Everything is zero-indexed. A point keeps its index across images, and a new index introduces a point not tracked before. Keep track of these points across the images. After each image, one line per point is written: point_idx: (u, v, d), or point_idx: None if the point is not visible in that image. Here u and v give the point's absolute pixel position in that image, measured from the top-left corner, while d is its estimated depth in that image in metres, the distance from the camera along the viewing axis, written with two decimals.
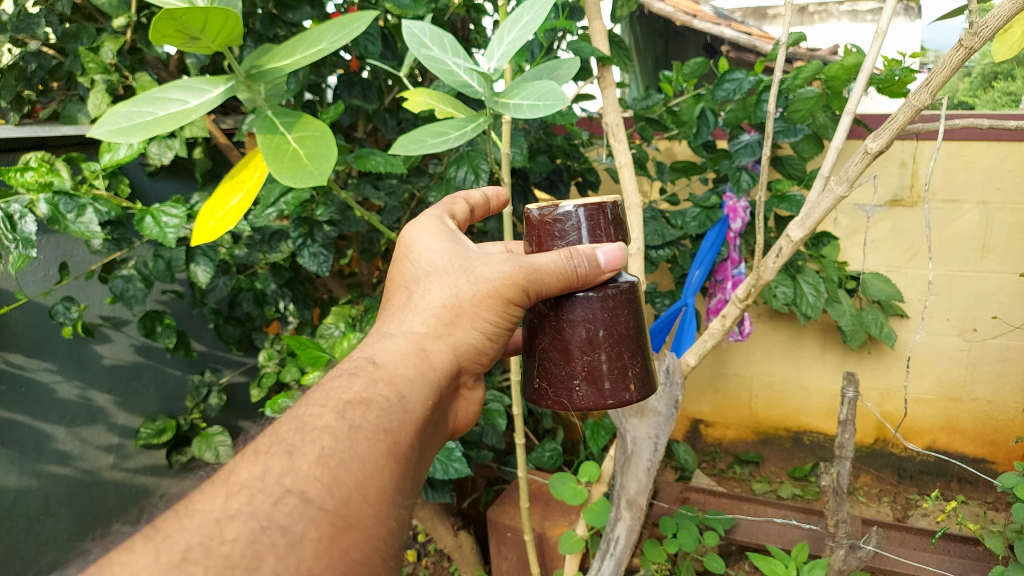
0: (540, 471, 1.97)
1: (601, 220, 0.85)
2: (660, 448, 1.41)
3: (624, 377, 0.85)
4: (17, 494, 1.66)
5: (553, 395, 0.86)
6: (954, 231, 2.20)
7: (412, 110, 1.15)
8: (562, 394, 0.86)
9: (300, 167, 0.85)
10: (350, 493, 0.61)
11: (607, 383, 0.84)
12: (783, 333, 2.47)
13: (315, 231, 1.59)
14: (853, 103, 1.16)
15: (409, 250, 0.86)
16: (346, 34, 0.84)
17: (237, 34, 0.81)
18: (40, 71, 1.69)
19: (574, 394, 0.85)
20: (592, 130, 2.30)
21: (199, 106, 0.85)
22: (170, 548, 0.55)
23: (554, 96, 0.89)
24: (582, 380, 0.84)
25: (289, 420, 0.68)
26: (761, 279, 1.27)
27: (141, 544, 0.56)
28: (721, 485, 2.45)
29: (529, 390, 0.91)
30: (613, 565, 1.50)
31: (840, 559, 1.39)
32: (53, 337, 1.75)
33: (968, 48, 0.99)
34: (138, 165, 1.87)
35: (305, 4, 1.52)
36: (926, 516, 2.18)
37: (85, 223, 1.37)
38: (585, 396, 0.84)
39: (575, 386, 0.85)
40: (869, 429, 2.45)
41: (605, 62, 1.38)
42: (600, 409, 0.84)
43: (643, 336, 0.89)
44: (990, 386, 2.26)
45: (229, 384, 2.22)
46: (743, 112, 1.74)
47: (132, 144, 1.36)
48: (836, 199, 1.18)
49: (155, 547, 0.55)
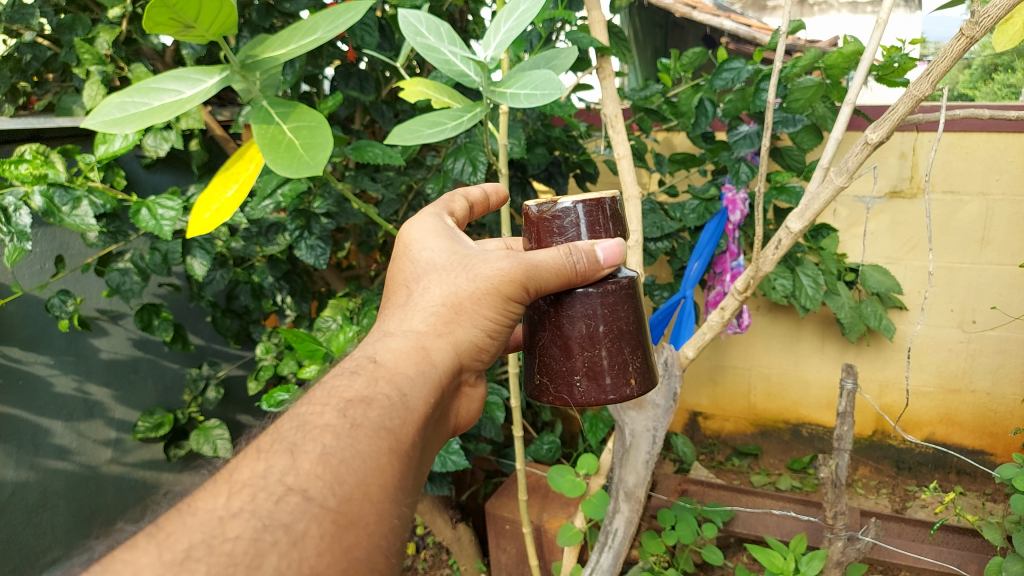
0: (538, 464, 1.97)
1: (600, 216, 0.84)
2: (659, 440, 1.41)
3: (624, 372, 0.85)
4: (14, 487, 1.66)
5: (554, 391, 0.86)
6: (954, 223, 2.20)
7: (408, 99, 1.15)
8: (563, 390, 0.85)
9: (296, 157, 0.84)
10: (351, 491, 0.61)
11: (607, 378, 0.84)
12: (782, 326, 2.47)
13: (312, 223, 1.58)
14: (853, 93, 1.15)
15: (407, 249, 0.85)
16: (341, 24, 0.82)
17: (231, 23, 0.80)
18: (34, 62, 1.68)
19: (574, 390, 0.84)
20: (590, 121, 2.30)
21: (194, 96, 0.84)
22: (173, 547, 0.55)
23: (551, 86, 0.87)
24: (583, 375, 0.84)
25: (290, 419, 0.67)
26: (760, 270, 1.26)
27: (143, 542, 0.55)
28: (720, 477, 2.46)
29: (529, 386, 0.91)
30: (612, 557, 1.50)
31: (839, 551, 1.39)
32: (49, 330, 1.74)
33: (969, 37, 0.98)
34: (134, 158, 1.86)
35: None
36: (925, 508, 2.19)
37: (80, 216, 1.35)
38: (586, 391, 0.84)
39: (575, 382, 0.84)
40: (869, 420, 2.45)
41: (604, 53, 1.37)
42: (601, 404, 0.84)
43: (643, 331, 0.89)
44: (989, 378, 2.26)
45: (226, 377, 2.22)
46: (742, 103, 1.72)
47: (128, 136, 1.35)
48: (836, 190, 1.17)
49: (157, 545, 0.54)
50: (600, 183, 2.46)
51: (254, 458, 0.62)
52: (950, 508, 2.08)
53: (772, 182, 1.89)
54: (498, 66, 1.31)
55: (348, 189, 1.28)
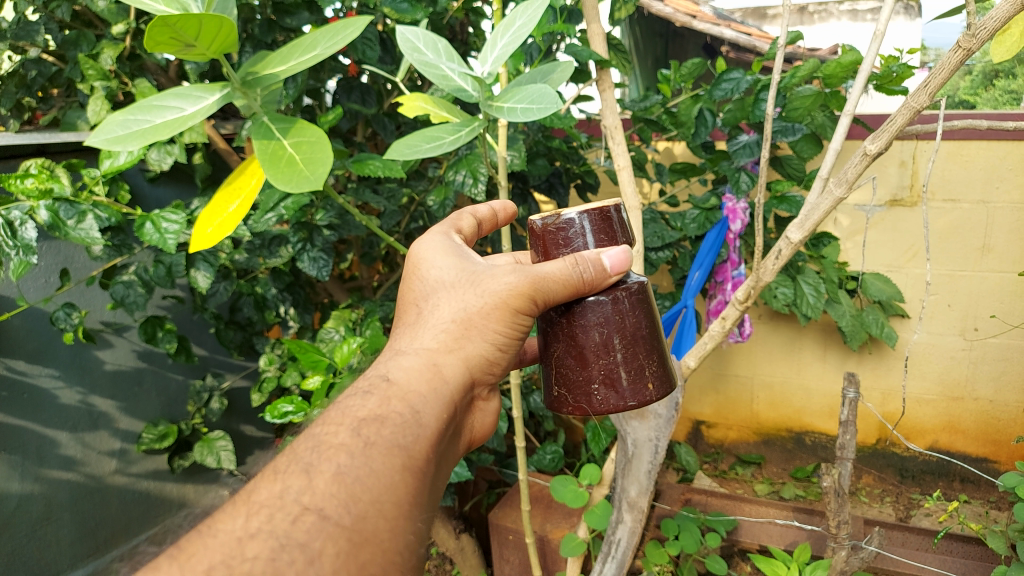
0: (541, 474, 1.98)
1: (605, 225, 0.85)
2: (661, 451, 1.41)
3: (641, 377, 0.85)
4: (20, 500, 1.68)
5: (572, 401, 0.86)
6: (954, 230, 2.20)
7: (407, 114, 1.17)
8: (581, 399, 0.85)
9: (296, 173, 0.85)
10: (366, 509, 0.62)
11: (624, 385, 0.84)
12: (784, 334, 2.47)
13: (314, 236, 1.59)
14: (852, 103, 1.15)
15: (417, 267, 0.86)
16: (340, 39, 0.84)
17: (231, 41, 0.81)
18: (40, 78, 1.70)
19: (593, 398, 0.85)
20: (590, 132, 2.32)
21: (196, 113, 0.85)
22: (193, 567, 0.56)
23: (547, 100, 0.88)
24: (600, 383, 0.84)
25: (306, 438, 0.68)
26: (760, 281, 1.27)
27: (165, 563, 0.57)
28: (723, 487, 2.45)
29: (547, 398, 0.91)
30: (615, 568, 1.50)
31: (842, 561, 1.38)
32: (54, 343, 1.76)
33: (966, 49, 0.99)
34: (137, 171, 1.88)
35: (304, 9, 1.52)
36: (929, 517, 2.19)
37: (85, 229, 1.36)
38: (604, 399, 0.84)
39: (593, 391, 0.84)
40: (871, 429, 2.44)
41: (603, 66, 1.38)
42: (621, 411, 0.84)
43: (658, 335, 0.89)
44: (992, 386, 2.26)
45: (230, 388, 2.22)
46: (741, 113, 1.73)
47: (132, 151, 1.36)
48: (835, 201, 1.17)
49: (179, 566, 0.56)
50: (600, 193, 2.47)
51: (270, 477, 0.64)
52: (954, 517, 2.08)
53: (772, 192, 1.89)
54: (497, 79, 1.31)
55: (348, 204, 1.24)
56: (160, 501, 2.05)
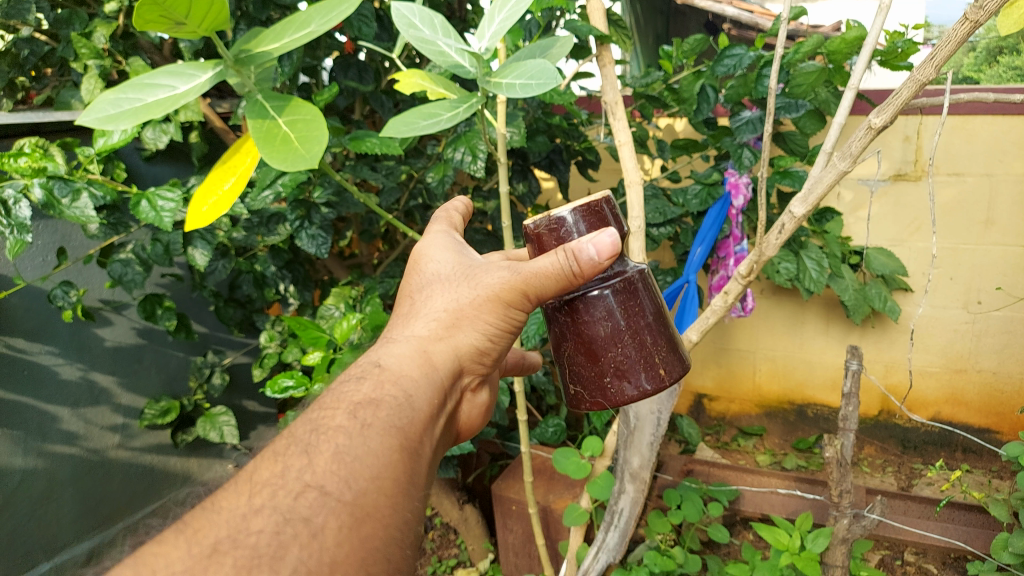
0: (543, 445, 2.03)
1: (595, 218, 0.85)
2: (663, 423, 1.42)
3: (652, 365, 0.86)
4: (24, 474, 1.67)
5: (590, 396, 0.87)
6: (955, 204, 2.24)
7: (403, 92, 1.16)
8: (598, 394, 0.87)
9: (291, 152, 0.84)
10: (366, 485, 0.62)
11: (635, 377, 0.85)
12: (785, 309, 2.51)
13: (312, 213, 1.59)
14: (856, 77, 1.16)
15: (416, 263, 0.88)
16: (335, 16, 0.81)
17: (222, 15, 0.79)
18: (32, 56, 1.67)
19: (608, 392, 0.86)
20: (590, 109, 2.33)
21: (188, 90, 0.84)
22: (201, 540, 0.57)
23: (547, 75, 0.88)
24: (612, 376, 0.86)
25: (304, 419, 0.68)
26: (764, 255, 1.27)
27: (172, 536, 0.58)
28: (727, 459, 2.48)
29: (564, 393, 0.92)
30: (617, 536, 1.53)
31: (844, 528, 1.40)
32: (53, 320, 1.75)
33: (973, 22, 0.99)
34: (133, 150, 1.86)
35: None
36: (930, 485, 2.22)
37: (79, 208, 1.34)
38: (617, 392, 0.85)
39: (607, 385, 0.86)
40: (874, 401, 2.50)
41: (604, 39, 1.38)
42: (635, 402, 0.85)
43: (665, 321, 0.89)
44: (995, 359, 2.30)
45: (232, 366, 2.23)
46: (744, 89, 1.73)
47: (127, 129, 1.34)
48: (839, 174, 1.19)
49: (186, 539, 0.57)
50: (603, 170, 2.48)
51: (293, 454, 0.65)
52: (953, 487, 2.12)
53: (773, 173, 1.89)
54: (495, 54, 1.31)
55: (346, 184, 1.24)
56: (164, 472, 2.06)
